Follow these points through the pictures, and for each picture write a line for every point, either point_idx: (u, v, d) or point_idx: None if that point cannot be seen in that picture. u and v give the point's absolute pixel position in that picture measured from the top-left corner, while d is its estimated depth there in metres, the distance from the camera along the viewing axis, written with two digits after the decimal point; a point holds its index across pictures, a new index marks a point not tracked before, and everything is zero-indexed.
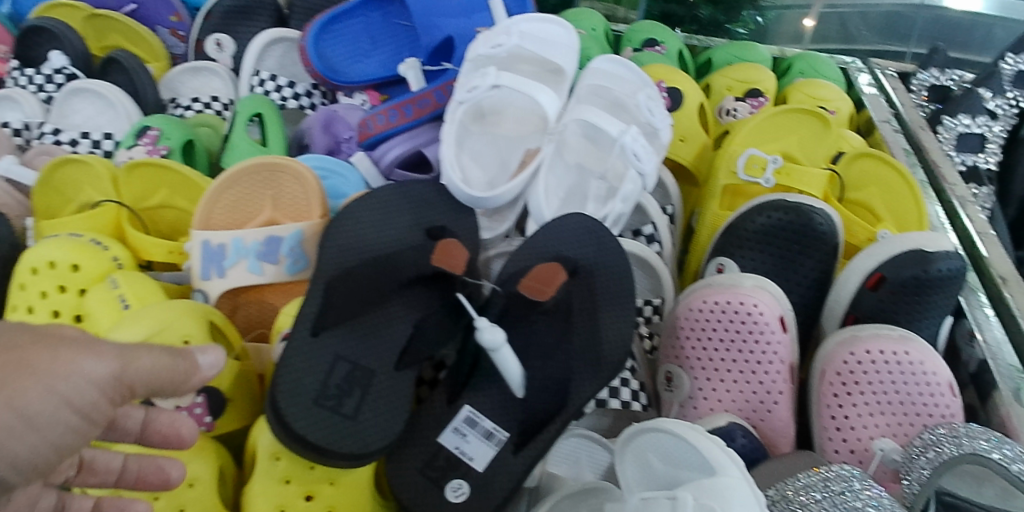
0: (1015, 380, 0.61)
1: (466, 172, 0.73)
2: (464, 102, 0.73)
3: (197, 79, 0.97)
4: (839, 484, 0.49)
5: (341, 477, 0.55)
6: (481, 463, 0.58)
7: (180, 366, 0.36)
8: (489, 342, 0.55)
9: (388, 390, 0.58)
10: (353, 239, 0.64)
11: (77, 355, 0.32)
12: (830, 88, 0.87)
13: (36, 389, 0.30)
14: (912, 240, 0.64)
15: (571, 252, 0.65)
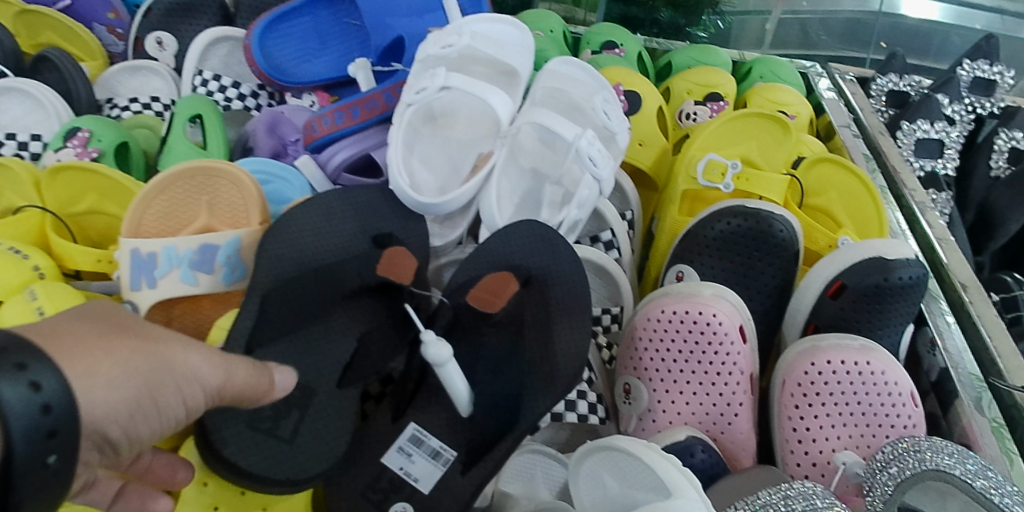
0: (976, 389, 0.59)
1: (416, 176, 0.70)
2: (413, 104, 0.70)
3: (136, 79, 0.92)
4: (800, 502, 0.46)
5: (275, 503, 0.52)
6: (427, 484, 0.54)
7: (262, 381, 0.42)
8: (435, 357, 0.52)
9: (326, 410, 0.55)
10: (291, 244, 0.60)
11: (195, 356, 0.37)
12: (790, 92, 0.86)
13: (170, 380, 0.35)
14: (872, 248, 0.62)
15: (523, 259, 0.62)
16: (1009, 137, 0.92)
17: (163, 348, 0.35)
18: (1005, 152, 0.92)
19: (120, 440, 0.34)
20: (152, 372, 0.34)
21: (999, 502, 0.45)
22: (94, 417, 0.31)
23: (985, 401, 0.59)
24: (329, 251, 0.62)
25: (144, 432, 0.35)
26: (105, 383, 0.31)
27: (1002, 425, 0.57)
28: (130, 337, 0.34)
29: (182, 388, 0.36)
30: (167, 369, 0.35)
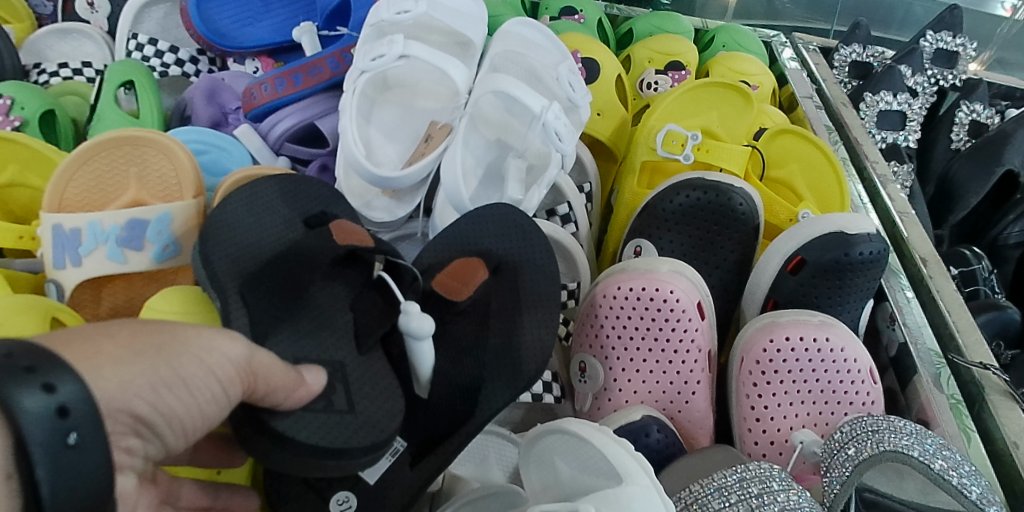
0: (935, 365, 0.59)
1: (371, 150, 0.66)
2: (367, 71, 0.65)
3: (67, 43, 0.85)
4: (757, 485, 0.45)
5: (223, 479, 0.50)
6: (372, 475, 0.50)
7: (291, 377, 0.38)
8: (416, 331, 0.47)
9: (367, 378, 0.45)
10: (239, 225, 0.52)
11: (216, 337, 0.33)
12: (753, 62, 0.84)
13: (191, 359, 0.32)
14: (833, 221, 0.60)
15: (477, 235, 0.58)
16: (970, 110, 0.92)
17: (177, 332, 0.32)
18: (965, 124, 0.91)
19: (153, 419, 0.31)
20: (166, 354, 0.31)
21: (956, 483, 0.44)
22: (112, 395, 0.28)
23: (943, 377, 0.58)
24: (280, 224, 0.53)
25: (178, 412, 0.32)
26: (114, 361, 0.28)
27: (960, 402, 0.56)
28: (140, 328, 0.31)
29: (206, 372, 0.32)
30: (183, 349, 0.31)
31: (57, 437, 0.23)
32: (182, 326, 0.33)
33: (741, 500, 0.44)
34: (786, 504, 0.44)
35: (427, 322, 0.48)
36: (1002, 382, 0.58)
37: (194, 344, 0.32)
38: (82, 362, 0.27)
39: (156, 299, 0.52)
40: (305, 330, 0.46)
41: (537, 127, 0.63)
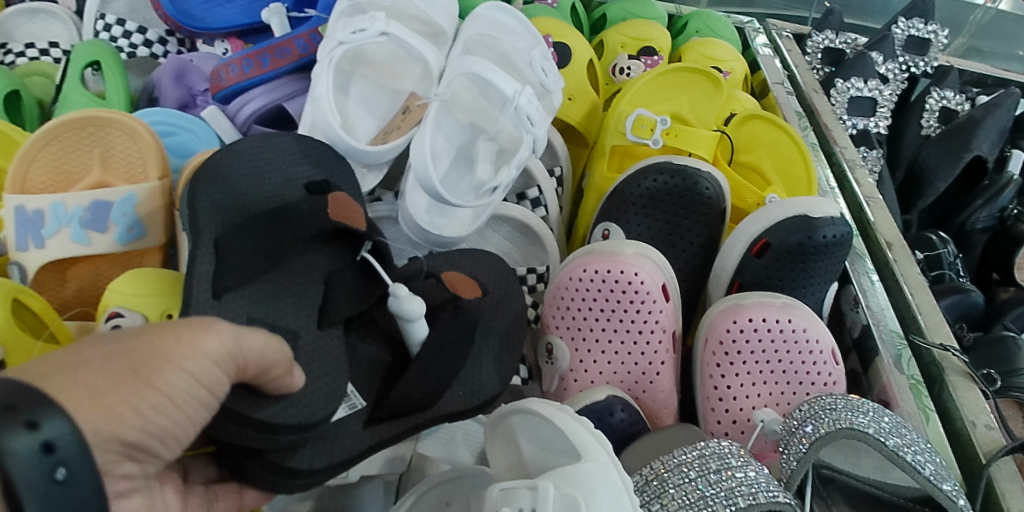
0: (896, 347, 0.60)
1: (350, 121, 0.66)
2: (347, 43, 0.63)
3: (34, 23, 0.83)
4: (715, 462, 0.46)
5: None
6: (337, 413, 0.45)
7: (281, 364, 0.35)
8: (408, 312, 0.47)
9: (317, 353, 0.44)
10: (228, 189, 0.49)
11: (199, 336, 0.29)
12: (725, 47, 0.84)
13: (174, 372, 0.28)
14: (798, 205, 0.61)
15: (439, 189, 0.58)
16: (940, 96, 0.93)
17: (152, 339, 0.28)
18: (936, 111, 0.92)
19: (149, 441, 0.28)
20: (142, 374, 0.27)
21: (910, 460, 0.45)
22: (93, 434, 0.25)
23: (904, 358, 0.59)
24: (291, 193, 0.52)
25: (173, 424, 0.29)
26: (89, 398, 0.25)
27: (919, 382, 0.57)
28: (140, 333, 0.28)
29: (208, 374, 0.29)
30: (165, 364, 0.27)
31: (42, 476, 0.23)
32: (157, 330, 0.28)
33: (698, 477, 0.45)
34: (743, 479, 0.44)
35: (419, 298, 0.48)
36: (962, 362, 0.59)
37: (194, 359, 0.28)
38: (53, 390, 0.24)
39: (117, 281, 0.51)
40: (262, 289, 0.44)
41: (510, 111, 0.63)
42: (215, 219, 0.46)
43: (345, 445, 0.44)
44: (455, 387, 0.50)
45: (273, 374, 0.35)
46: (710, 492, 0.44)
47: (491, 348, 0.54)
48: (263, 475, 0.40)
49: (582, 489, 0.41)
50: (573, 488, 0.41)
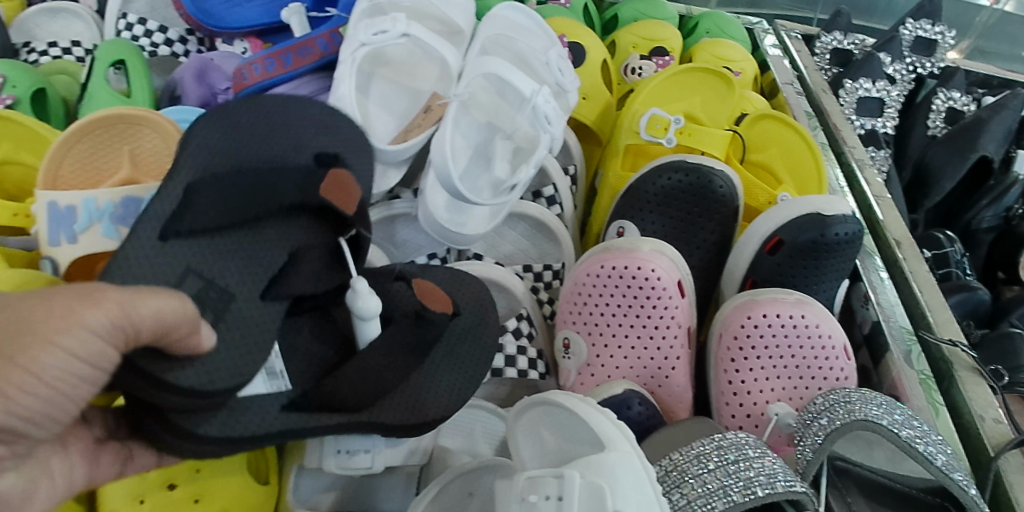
0: (906, 342, 0.61)
1: (371, 120, 0.67)
2: (369, 45, 0.65)
3: (57, 23, 0.84)
4: (733, 452, 0.47)
5: (208, 495, 0.49)
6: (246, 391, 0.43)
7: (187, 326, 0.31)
8: (361, 311, 0.46)
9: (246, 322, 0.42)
10: (222, 140, 0.47)
11: (77, 309, 0.25)
12: (736, 48, 0.85)
13: (50, 353, 0.24)
14: (810, 203, 0.62)
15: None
16: (947, 97, 0.94)
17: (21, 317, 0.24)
18: (942, 111, 0.94)
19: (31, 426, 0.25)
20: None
21: (923, 451, 0.46)
22: None
23: (914, 353, 0.60)
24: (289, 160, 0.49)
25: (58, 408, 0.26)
26: None
27: (929, 377, 0.59)
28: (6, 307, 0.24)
29: (93, 349, 0.26)
30: (28, 345, 0.24)
31: None
32: (29, 302, 0.25)
33: (717, 467, 0.46)
34: (761, 469, 0.46)
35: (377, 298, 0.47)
36: (970, 358, 0.60)
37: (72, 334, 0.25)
38: None
39: None
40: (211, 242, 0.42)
41: (528, 109, 0.65)
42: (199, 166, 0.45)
43: (252, 424, 0.43)
44: (404, 391, 0.50)
45: (176, 336, 0.31)
46: (729, 481, 0.45)
47: (457, 350, 0.55)
48: (166, 439, 0.39)
49: (606, 476, 0.43)
50: (598, 476, 0.42)
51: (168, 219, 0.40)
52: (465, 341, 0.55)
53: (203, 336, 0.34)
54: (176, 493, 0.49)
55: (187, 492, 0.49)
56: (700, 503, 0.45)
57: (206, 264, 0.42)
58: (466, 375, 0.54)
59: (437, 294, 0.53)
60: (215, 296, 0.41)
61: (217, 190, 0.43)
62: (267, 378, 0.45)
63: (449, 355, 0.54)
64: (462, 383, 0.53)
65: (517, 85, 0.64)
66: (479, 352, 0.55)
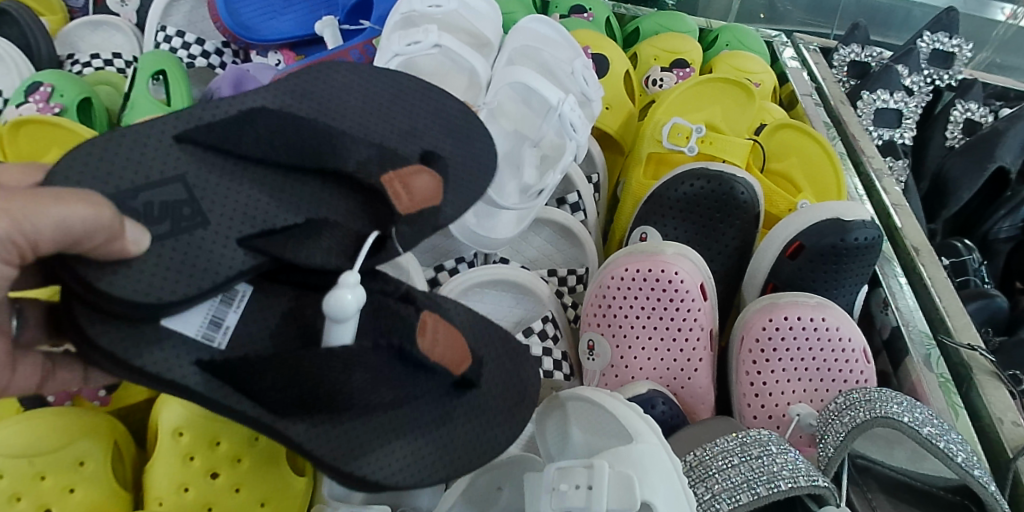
0: (925, 347, 0.62)
1: None
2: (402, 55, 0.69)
3: (97, 35, 0.86)
4: (757, 448, 0.48)
5: (249, 483, 0.51)
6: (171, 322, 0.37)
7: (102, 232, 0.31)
8: (333, 305, 0.37)
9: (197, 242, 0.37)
10: (327, 91, 0.46)
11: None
12: (756, 60, 0.87)
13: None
14: (829, 209, 0.64)
15: (473, 128, 0.50)
16: (964, 108, 0.95)
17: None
18: (960, 123, 0.95)
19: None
20: None
21: (944, 447, 0.47)
22: None
23: (933, 357, 0.61)
24: (373, 137, 0.45)
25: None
26: None
27: (948, 380, 0.60)
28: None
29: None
30: None
31: None
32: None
33: (742, 461, 0.47)
34: (785, 464, 0.47)
35: (357, 303, 0.37)
36: (989, 362, 0.61)
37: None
38: None
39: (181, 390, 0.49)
40: (231, 168, 0.40)
41: (553, 118, 0.67)
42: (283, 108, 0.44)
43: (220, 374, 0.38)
44: (344, 426, 0.40)
45: (92, 246, 0.31)
46: (754, 476, 0.46)
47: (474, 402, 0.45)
48: None
49: (634, 467, 0.44)
50: (628, 467, 0.44)
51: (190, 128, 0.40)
52: (475, 414, 0.45)
53: (131, 240, 0.33)
54: (217, 481, 0.50)
55: (228, 482, 0.51)
56: (725, 495, 0.46)
57: (199, 179, 0.39)
58: (444, 455, 0.42)
59: (439, 337, 0.42)
60: (187, 213, 0.37)
61: (266, 133, 0.41)
62: (205, 326, 0.38)
63: (446, 416, 0.43)
64: (432, 463, 0.42)
65: (543, 93, 0.66)
66: (494, 430, 0.45)
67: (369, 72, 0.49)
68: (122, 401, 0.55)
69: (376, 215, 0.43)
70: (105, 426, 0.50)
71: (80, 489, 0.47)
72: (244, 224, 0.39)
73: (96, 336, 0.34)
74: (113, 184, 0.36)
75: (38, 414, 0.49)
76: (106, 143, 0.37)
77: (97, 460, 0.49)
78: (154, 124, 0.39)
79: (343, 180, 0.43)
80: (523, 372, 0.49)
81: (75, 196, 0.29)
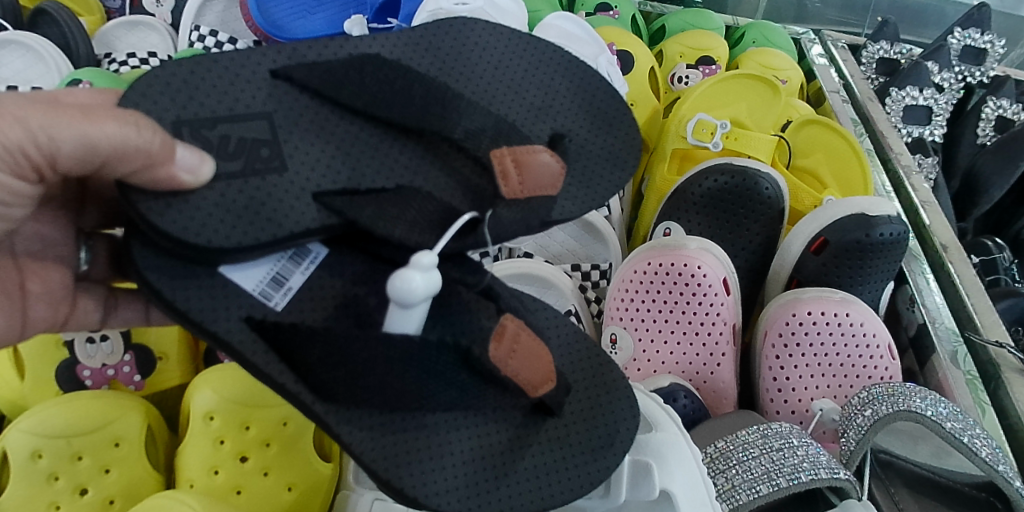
0: (952, 343, 0.61)
1: None
2: None
3: (134, 35, 0.85)
4: (777, 440, 0.48)
5: (277, 469, 0.52)
6: (231, 272, 0.36)
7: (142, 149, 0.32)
8: (400, 290, 0.34)
9: (265, 190, 0.36)
10: (461, 43, 0.43)
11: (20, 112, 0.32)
12: (782, 57, 0.87)
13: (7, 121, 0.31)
14: (855, 205, 0.64)
15: (612, 116, 0.45)
16: (997, 105, 0.93)
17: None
18: (992, 120, 0.93)
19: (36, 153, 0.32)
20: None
21: (968, 442, 0.47)
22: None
23: (960, 354, 0.61)
24: (491, 109, 0.42)
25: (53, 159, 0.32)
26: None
27: (975, 378, 0.59)
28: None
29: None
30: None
31: None
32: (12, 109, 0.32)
33: (762, 453, 0.48)
34: (806, 456, 0.47)
35: (425, 289, 0.34)
36: (1016, 359, 0.60)
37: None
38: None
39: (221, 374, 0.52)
40: (326, 114, 0.39)
41: None
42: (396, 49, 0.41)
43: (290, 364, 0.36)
44: (401, 432, 0.38)
45: (129, 168, 0.32)
46: (774, 467, 0.47)
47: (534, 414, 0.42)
48: None
49: (654, 455, 0.46)
50: (648, 454, 0.46)
51: (289, 59, 0.38)
52: (544, 454, 0.41)
53: (181, 169, 0.33)
54: (247, 465, 0.51)
55: (257, 466, 0.52)
56: (745, 486, 0.46)
57: (287, 123, 0.37)
58: (491, 487, 0.38)
59: (516, 349, 0.39)
60: (265, 154, 0.36)
61: (372, 85, 0.39)
62: (265, 283, 0.37)
63: (514, 446, 0.40)
64: (472, 491, 0.38)
65: None
66: (566, 466, 0.41)
67: (507, 33, 0.44)
68: (156, 385, 0.56)
69: (475, 191, 0.40)
70: (141, 407, 0.51)
71: (116, 469, 0.49)
72: (324, 179, 0.37)
73: (148, 271, 0.34)
74: (192, 109, 0.35)
75: (74, 397, 0.50)
76: (197, 67, 0.36)
77: (133, 441, 0.50)
78: (253, 53, 0.38)
79: (448, 147, 0.40)
80: (612, 412, 0.44)
81: (111, 114, 0.32)
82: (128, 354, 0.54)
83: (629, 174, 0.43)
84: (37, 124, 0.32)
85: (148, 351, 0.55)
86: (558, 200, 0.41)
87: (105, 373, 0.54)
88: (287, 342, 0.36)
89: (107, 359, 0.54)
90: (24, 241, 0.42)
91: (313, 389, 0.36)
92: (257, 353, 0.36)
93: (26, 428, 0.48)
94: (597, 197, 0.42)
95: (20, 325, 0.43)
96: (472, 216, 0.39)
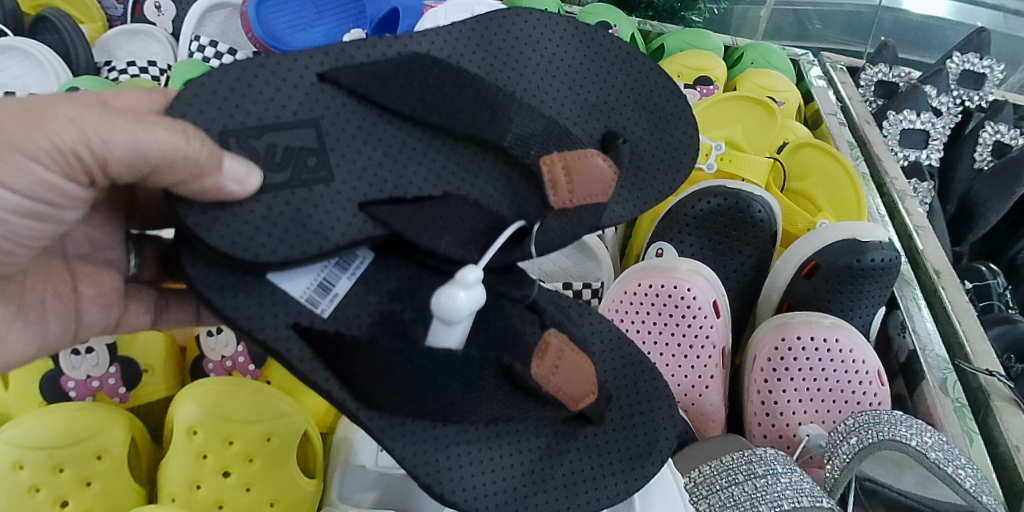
0: (942, 371, 0.61)
1: None
2: None
3: (134, 44, 0.85)
4: (761, 467, 0.48)
5: (259, 482, 0.51)
6: (280, 279, 0.36)
7: (190, 161, 0.32)
8: (446, 306, 0.34)
9: (315, 199, 0.35)
10: (538, 44, 0.43)
11: (75, 113, 0.32)
12: (780, 79, 0.87)
13: (59, 121, 0.31)
14: (846, 229, 0.64)
15: (669, 117, 0.46)
16: (994, 130, 0.93)
17: (55, 108, 0.32)
18: (989, 145, 0.93)
19: (91, 158, 0.32)
20: (35, 117, 0.31)
21: (952, 473, 0.47)
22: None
23: (949, 381, 0.60)
24: (543, 107, 0.42)
25: (106, 161, 0.32)
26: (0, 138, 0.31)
27: (964, 406, 0.59)
28: (14, 101, 0.32)
29: (33, 171, 0.32)
30: (50, 114, 0.31)
31: None
32: (66, 108, 0.32)
33: (745, 480, 0.48)
34: (789, 484, 0.46)
35: (469, 305, 0.34)
36: (1007, 388, 0.60)
37: (18, 142, 0.31)
38: None
39: (218, 393, 0.52)
40: (371, 119, 0.38)
41: None
42: (450, 48, 0.40)
43: (331, 374, 0.36)
44: (442, 437, 0.38)
45: (177, 178, 0.32)
46: (755, 496, 0.46)
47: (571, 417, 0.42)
48: None
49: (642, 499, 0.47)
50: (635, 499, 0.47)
51: (337, 61, 0.38)
52: (582, 461, 0.42)
53: (229, 180, 0.33)
54: (230, 480, 0.51)
55: (239, 481, 0.51)
56: None
57: (335, 127, 0.37)
58: (531, 491, 0.39)
59: (561, 364, 0.39)
60: (312, 164, 0.36)
61: (418, 89, 0.38)
62: (312, 289, 0.37)
63: (552, 452, 0.41)
64: (510, 494, 0.39)
65: None
66: (601, 477, 0.42)
67: (563, 22, 0.44)
68: (140, 399, 0.56)
69: (520, 196, 0.40)
70: (125, 419, 0.51)
71: (97, 482, 0.49)
72: (371, 188, 0.37)
73: (196, 276, 0.34)
74: (238, 117, 0.35)
75: (58, 408, 0.50)
76: (243, 73, 0.36)
77: (115, 453, 0.50)
78: (298, 55, 0.37)
79: (495, 153, 0.39)
80: (653, 421, 0.46)
81: (160, 121, 0.32)
82: (114, 366, 0.55)
83: (681, 173, 0.45)
84: (92, 126, 0.31)
85: (133, 363, 0.55)
86: (609, 205, 0.41)
87: (90, 384, 0.54)
88: (334, 353, 0.35)
89: (90, 371, 0.54)
90: (75, 243, 0.43)
91: (357, 396, 0.36)
92: (303, 360, 0.35)
93: (7, 438, 0.48)
94: (648, 200, 0.43)
95: (73, 327, 0.43)
96: (521, 224, 0.39)
